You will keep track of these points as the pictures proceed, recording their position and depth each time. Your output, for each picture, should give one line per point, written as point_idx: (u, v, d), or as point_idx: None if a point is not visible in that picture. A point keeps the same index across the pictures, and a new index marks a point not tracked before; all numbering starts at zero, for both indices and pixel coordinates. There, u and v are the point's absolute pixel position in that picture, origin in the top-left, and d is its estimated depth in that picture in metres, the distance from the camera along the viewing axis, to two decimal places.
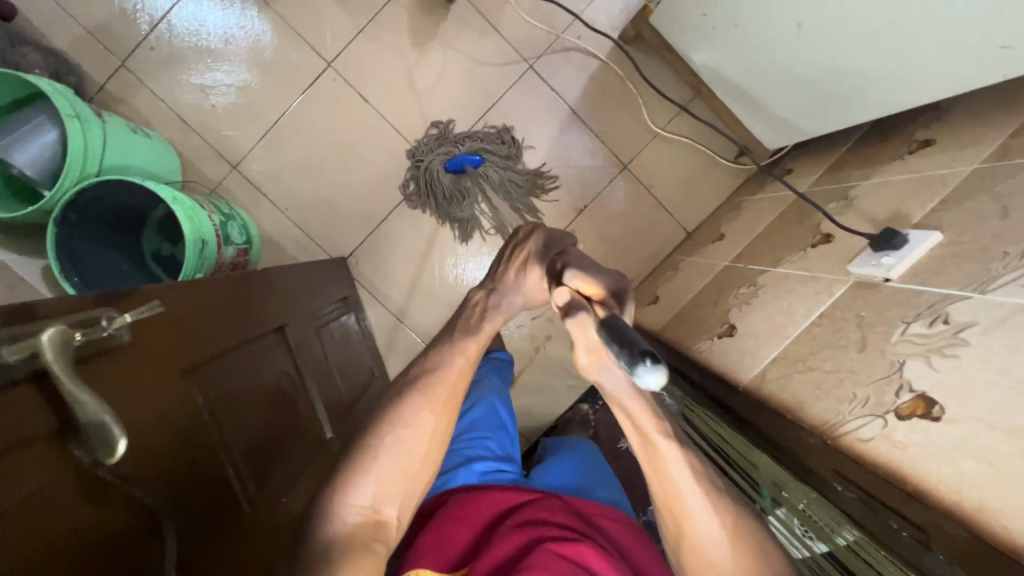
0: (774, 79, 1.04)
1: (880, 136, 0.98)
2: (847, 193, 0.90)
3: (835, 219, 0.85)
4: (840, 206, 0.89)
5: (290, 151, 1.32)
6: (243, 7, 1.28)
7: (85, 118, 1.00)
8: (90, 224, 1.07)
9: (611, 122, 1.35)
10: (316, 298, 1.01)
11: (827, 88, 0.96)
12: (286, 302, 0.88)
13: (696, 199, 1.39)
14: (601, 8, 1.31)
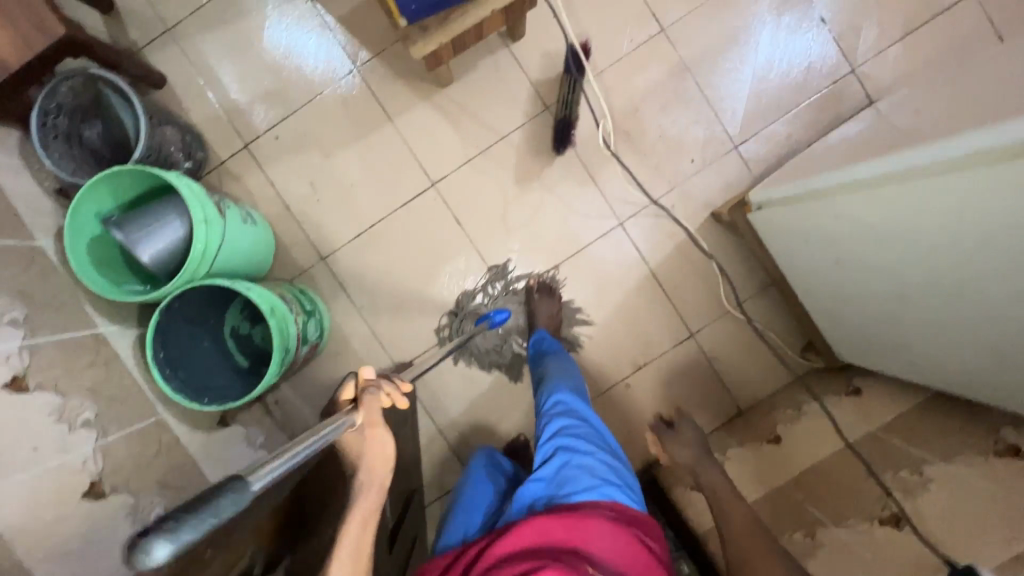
0: (866, 317, 1.05)
1: (966, 409, 0.97)
2: (922, 468, 0.91)
3: (908, 506, 0.88)
4: (913, 483, 0.90)
5: (378, 254, 1.38)
6: (353, 89, 1.36)
7: (210, 220, 1.08)
8: (189, 306, 1.15)
9: (687, 290, 1.38)
10: None
11: (921, 352, 0.96)
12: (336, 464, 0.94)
13: (757, 380, 1.39)
14: (698, 185, 1.36)
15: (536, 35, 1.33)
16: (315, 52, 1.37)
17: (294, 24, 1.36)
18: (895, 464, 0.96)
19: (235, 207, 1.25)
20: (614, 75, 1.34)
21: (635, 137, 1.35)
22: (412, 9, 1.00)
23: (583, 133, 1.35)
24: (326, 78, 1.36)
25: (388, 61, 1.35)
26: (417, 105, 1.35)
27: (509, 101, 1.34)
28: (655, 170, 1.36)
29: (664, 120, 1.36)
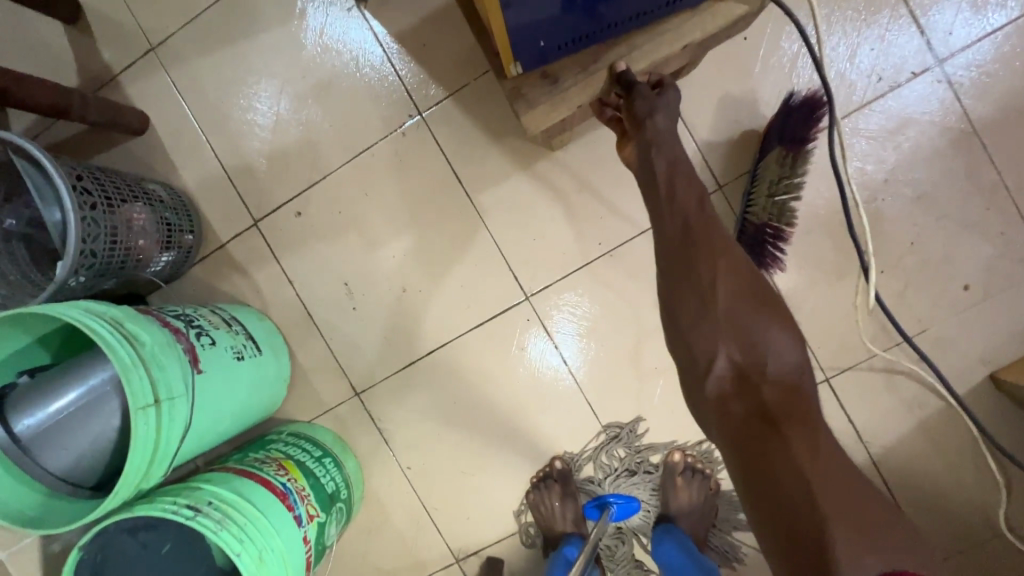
0: None
1: None
2: None
3: None
4: None
5: (436, 396, 0.92)
6: (414, 143, 0.90)
7: (169, 394, 0.64)
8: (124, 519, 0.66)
9: (935, 496, 0.83)
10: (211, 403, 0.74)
11: None
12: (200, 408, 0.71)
13: None
14: (970, 326, 0.81)
15: (710, 69, 0.81)
16: (362, 90, 0.90)
17: (334, 46, 0.91)
18: None
19: (222, 330, 0.80)
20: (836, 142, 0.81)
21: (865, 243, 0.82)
22: (539, 46, 0.58)
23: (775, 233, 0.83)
24: (373, 124, 0.90)
25: (468, 105, 0.88)
26: (509, 174, 0.88)
27: None
28: (894, 299, 0.82)
29: (920, 216, 0.81)
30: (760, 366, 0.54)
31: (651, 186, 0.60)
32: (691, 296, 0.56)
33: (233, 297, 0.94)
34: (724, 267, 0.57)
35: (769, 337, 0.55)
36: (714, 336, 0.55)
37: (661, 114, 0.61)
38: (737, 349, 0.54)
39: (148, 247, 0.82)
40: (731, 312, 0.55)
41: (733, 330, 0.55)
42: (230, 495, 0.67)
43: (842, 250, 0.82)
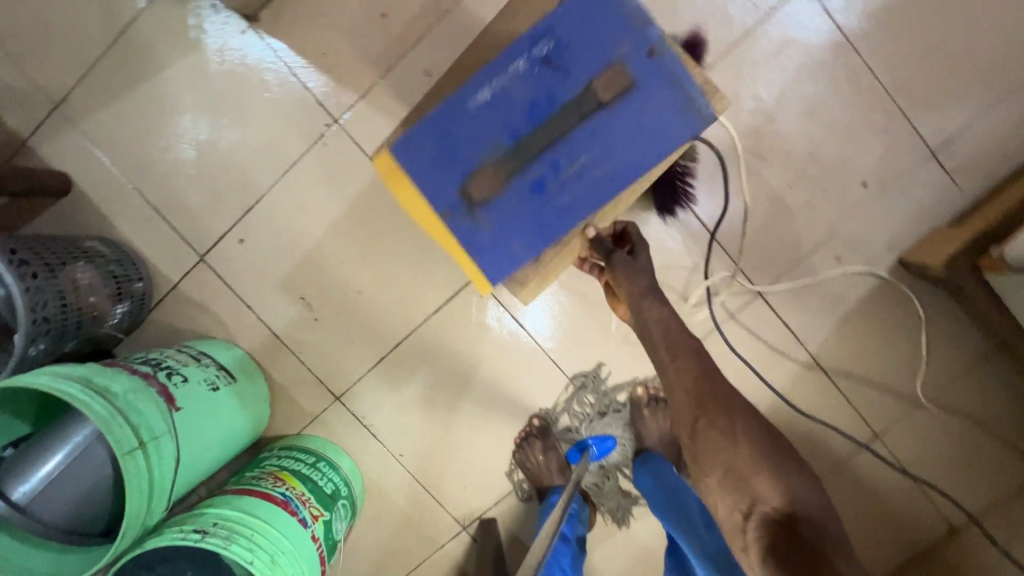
0: None
1: None
2: None
3: None
4: None
5: (414, 386, 0.98)
6: (337, 150, 0.92)
7: (152, 435, 0.68)
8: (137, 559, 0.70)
9: (865, 372, 0.95)
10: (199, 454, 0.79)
11: None
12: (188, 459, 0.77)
13: (976, 490, 0.96)
14: (875, 219, 0.90)
15: None
16: (277, 110, 0.92)
17: (240, 70, 0.91)
18: None
19: (193, 366, 0.84)
20: (728, 74, 0.87)
21: (771, 162, 0.88)
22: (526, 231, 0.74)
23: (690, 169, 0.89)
24: (294, 139, 0.92)
25: (382, 103, 0.91)
26: None
27: None
28: (804, 208, 0.90)
29: (814, 129, 0.88)
30: (794, 509, 0.62)
31: (651, 345, 0.72)
32: (720, 450, 0.66)
33: (198, 332, 0.97)
34: (743, 421, 0.67)
35: (791, 480, 0.65)
36: (749, 480, 0.64)
37: (640, 277, 0.73)
38: (774, 489, 0.63)
39: (99, 302, 0.85)
40: (762, 462, 0.65)
41: (764, 472, 0.64)
42: (232, 514, 0.72)
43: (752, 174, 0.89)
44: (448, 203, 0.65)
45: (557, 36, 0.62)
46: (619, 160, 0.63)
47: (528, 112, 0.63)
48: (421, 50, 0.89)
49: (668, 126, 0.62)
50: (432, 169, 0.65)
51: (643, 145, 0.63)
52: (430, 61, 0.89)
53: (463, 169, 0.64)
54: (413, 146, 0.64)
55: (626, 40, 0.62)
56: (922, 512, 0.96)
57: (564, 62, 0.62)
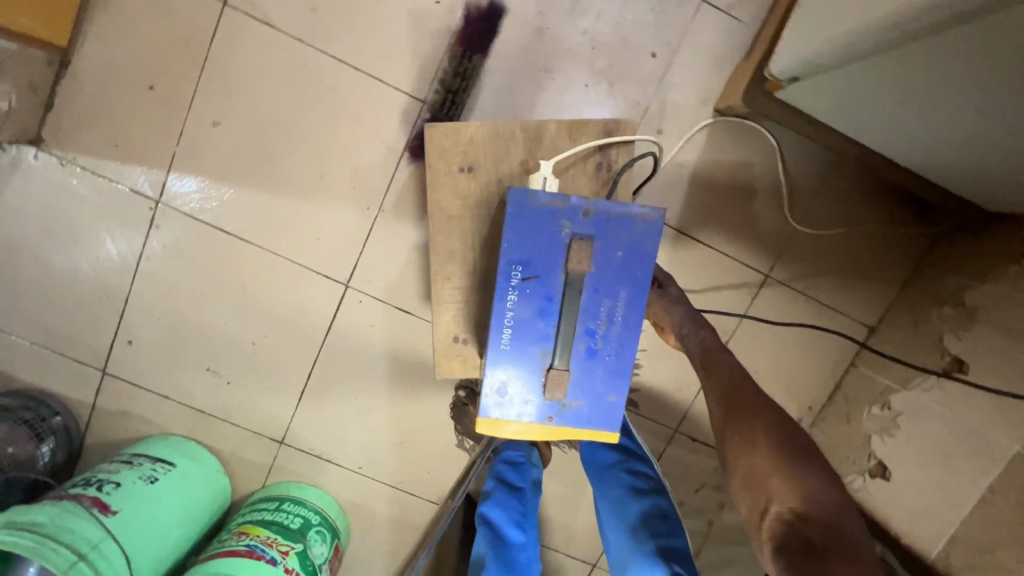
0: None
1: None
2: None
3: None
4: None
5: (345, 404, 1.03)
6: (173, 224, 0.95)
7: (93, 545, 0.76)
8: None
9: (732, 225, 0.99)
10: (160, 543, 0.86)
11: None
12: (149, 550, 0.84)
13: (872, 286, 1.01)
14: (679, 82, 0.92)
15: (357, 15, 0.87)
16: (101, 212, 0.94)
17: (49, 191, 0.93)
18: None
19: (127, 467, 0.90)
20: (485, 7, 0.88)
21: (560, 71, 0.90)
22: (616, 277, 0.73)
23: (491, 111, 0.91)
24: (130, 231, 0.95)
25: (191, 166, 0.92)
26: (267, 202, 0.94)
27: (372, 126, 0.92)
28: (610, 100, 0.92)
29: (587, 23, 0.89)
30: (811, 506, 0.50)
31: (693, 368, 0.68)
32: (742, 437, 0.57)
33: (135, 437, 1.02)
34: (758, 422, 0.58)
35: (811, 480, 0.52)
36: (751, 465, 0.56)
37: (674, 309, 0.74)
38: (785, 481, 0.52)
39: (20, 448, 0.91)
40: (780, 458, 0.54)
41: (782, 469, 0.53)
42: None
43: (548, 89, 0.91)
44: (546, 409, 0.54)
45: (521, 257, 0.53)
46: (636, 289, 0.54)
47: (539, 321, 0.53)
48: (202, 102, 0.90)
49: (647, 240, 0.54)
50: (513, 407, 0.54)
51: (641, 270, 0.54)
52: (215, 110, 0.91)
53: (533, 386, 0.54)
54: (484, 397, 0.54)
55: (562, 223, 0.53)
56: (832, 325, 1.03)
57: (544, 271, 0.53)
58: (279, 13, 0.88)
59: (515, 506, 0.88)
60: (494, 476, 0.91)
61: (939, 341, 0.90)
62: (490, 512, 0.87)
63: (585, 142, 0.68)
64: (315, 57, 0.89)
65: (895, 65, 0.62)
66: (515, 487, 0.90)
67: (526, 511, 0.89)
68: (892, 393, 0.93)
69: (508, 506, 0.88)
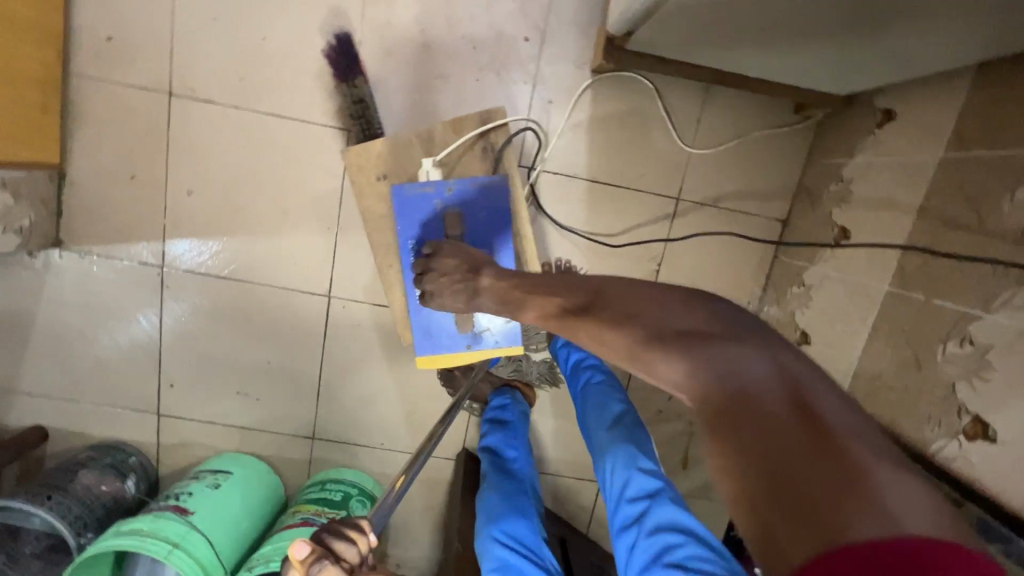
0: (828, 42, 0.78)
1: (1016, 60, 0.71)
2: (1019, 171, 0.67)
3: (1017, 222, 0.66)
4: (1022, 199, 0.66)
5: (355, 394, 1.22)
6: (177, 280, 1.15)
7: (181, 537, 0.96)
8: None
9: (636, 163, 1.12)
10: (233, 533, 1.07)
11: (908, 36, 0.72)
12: (224, 539, 1.04)
13: (773, 184, 1.14)
14: (554, 55, 1.06)
15: (277, 74, 1.05)
16: (119, 287, 1.15)
17: (76, 279, 1.14)
18: (983, 177, 0.73)
19: (195, 480, 1.12)
20: (376, 38, 1.04)
21: (453, 74, 1.06)
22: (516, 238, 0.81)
23: (404, 122, 1.07)
24: (147, 295, 1.15)
25: (180, 231, 1.12)
26: (246, 245, 1.13)
27: (312, 161, 1.09)
28: (501, 86, 1.07)
29: (463, 28, 1.04)
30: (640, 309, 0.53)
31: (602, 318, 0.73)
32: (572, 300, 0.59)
33: (197, 459, 1.24)
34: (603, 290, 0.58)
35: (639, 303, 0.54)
36: (649, 364, 0.50)
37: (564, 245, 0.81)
38: (674, 364, 0.47)
39: (110, 486, 1.12)
40: (671, 333, 0.50)
41: (650, 351, 0.49)
42: (265, 550, 1.00)
43: (447, 91, 1.06)
44: (462, 338, 0.81)
45: (415, 234, 0.79)
46: (500, 233, 0.80)
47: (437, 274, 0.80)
48: (173, 178, 1.09)
49: (500, 199, 0.80)
50: (440, 341, 0.81)
51: (500, 217, 0.80)
52: (186, 181, 1.10)
53: (450, 322, 0.80)
54: (419, 338, 0.81)
55: (436, 202, 0.79)
56: (748, 226, 1.16)
57: (432, 239, 0.79)
58: (213, 88, 1.05)
59: (506, 433, 1.07)
60: (489, 418, 1.12)
61: (830, 217, 1.02)
62: (488, 442, 1.06)
63: (466, 133, 0.82)
64: (251, 116, 1.07)
65: (684, 6, 0.75)
66: (505, 421, 1.10)
67: (517, 436, 1.07)
68: (805, 272, 1.07)
69: (500, 435, 1.07)
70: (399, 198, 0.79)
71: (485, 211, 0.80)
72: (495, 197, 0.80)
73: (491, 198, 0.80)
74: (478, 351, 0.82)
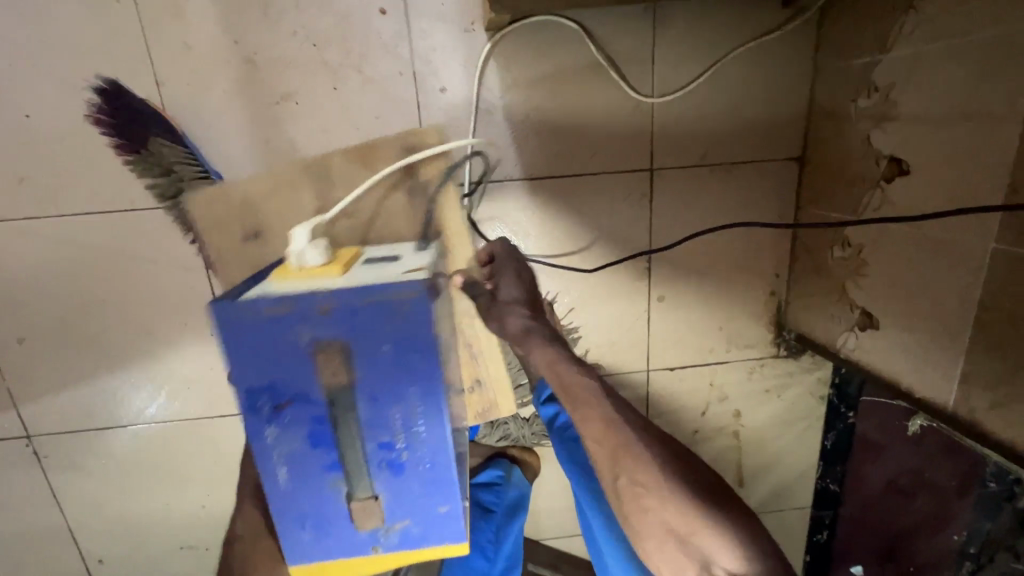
0: None
1: None
2: None
3: None
4: None
5: None
6: (54, 445, 0.90)
7: None
8: None
9: (584, 140, 0.81)
10: None
11: None
12: None
13: (774, 117, 0.83)
14: (430, 25, 0.74)
15: (66, 160, 0.76)
16: None
17: None
18: None
19: None
20: (176, 73, 0.73)
21: (299, 92, 0.75)
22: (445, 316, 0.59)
23: (258, 172, 0.78)
24: (25, 472, 0.91)
25: (31, 390, 0.86)
26: (119, 383, 0.87)
27: (159, 258, 0.81)
28: (370, 88, 0.76)
29: (292, 22, 0.73)
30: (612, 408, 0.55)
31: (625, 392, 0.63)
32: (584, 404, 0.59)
33: None
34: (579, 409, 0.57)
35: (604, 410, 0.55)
36: (691, 539, 0.48)
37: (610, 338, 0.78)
38: (728, 545, 0.47)
39: None
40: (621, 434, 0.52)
41: (704, 523, 0.48)
42: None
43: (300, 116, 0.76)
44: (364, 541, 0.56)
45: (266, 384, 0.49)
46: (420, 381, 0.50)
47: (316, 447, 0.51)
48: None
49: (414, 321, 0.48)
50: (326, 544, 0.55)
51: (419, 358, 0.49)
52: (11, 328, 0.83)
53: (342, 521, 0.55)
54: (289, 541, 0.55)
55: (298, 331, 0.48)
56: (753, 179, 0.85)
57: (299, 397, 0.49)
58: None
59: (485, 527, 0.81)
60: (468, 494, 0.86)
61: (868, 144, 0.72)
62: None
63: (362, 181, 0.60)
64: (57, 224, 0.78)
65: None
66: (487, 509, 0.83)
67: (500, 533, 0.81)
68: (847, 227, 0.77)
69: (476, 524, 0.81)
70: (226, 328, 0.47)
71: (388, 347, 0.49)
72: (401, 322, 0.48)
73: (410, 329, 0.49)
74: (393, 554, 0.57)
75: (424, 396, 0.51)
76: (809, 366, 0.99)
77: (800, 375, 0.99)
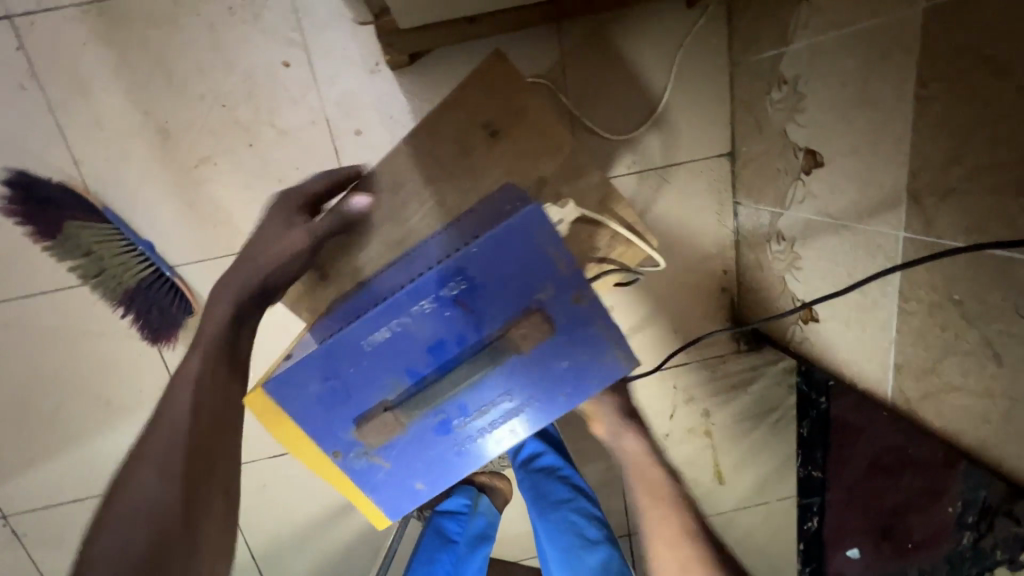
0: None
1: None
2: None
3: None
4: None
5: (303, 559, 0.98)
6: (30, 523, 0.91)
7: None
8: None
9: None
10: None
11: None
12: None
13: (698, 117, 0.82)
14: (336, 71, 0.74)
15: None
16: None
17: None
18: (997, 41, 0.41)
19: None
20: (92, 150, 0.74)
21: (216, 152, 0.76)
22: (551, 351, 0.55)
23: (188, 236, 0.78)
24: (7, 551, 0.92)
25: None
26: (84, 455, 0.88)
27: (103, 331, 0.82)
28: (286, 140, 0.76)
29: (198, 87, 0.73)
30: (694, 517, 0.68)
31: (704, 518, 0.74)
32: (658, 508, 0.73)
33: None
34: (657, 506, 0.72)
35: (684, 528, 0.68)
36: None
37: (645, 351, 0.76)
38: None
39: None
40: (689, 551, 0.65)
41: None
42: None
43: (220, 176, 0.77)
44: (340, 441, 0.53)
45: (473, 274, 0.48)
46: (538, 399, 0.55)
47: (430, 351, 0.50)
48: None
49: (604, 375, 0.54)
50: (318, 411, 0.51)
51: (563, 390, 0.55)
52: None
53: (375, 397, 0.51)
54: (294, 371, 0.49)
55: (547, 286, 0.49)
56: (686, 181, 0.85)
57: (471, 324, 0.50)
58: None
59: (444, 555, 0.81)
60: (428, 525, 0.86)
61: (786, 137, 0.71)
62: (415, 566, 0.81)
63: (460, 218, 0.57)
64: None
65: None
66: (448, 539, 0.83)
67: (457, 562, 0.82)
68: (779, 221, 0.76)
69: (435, 552, 0.82)
70: (523, 223, 0.47)
71: (568, 364, 0.53)
72: (587, 362, 0.53)
73: (586, 373, 0.54)
74: (341, 475, 0.55)
75: (529, 413, 0.56)
76: (772, 357, 0.98)
77: (764, 367, 0.98)
